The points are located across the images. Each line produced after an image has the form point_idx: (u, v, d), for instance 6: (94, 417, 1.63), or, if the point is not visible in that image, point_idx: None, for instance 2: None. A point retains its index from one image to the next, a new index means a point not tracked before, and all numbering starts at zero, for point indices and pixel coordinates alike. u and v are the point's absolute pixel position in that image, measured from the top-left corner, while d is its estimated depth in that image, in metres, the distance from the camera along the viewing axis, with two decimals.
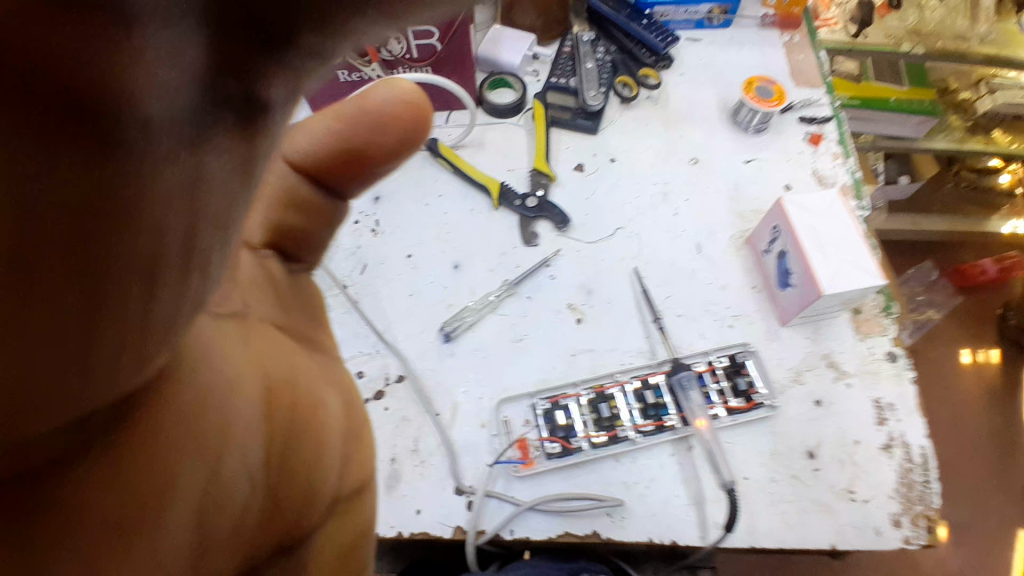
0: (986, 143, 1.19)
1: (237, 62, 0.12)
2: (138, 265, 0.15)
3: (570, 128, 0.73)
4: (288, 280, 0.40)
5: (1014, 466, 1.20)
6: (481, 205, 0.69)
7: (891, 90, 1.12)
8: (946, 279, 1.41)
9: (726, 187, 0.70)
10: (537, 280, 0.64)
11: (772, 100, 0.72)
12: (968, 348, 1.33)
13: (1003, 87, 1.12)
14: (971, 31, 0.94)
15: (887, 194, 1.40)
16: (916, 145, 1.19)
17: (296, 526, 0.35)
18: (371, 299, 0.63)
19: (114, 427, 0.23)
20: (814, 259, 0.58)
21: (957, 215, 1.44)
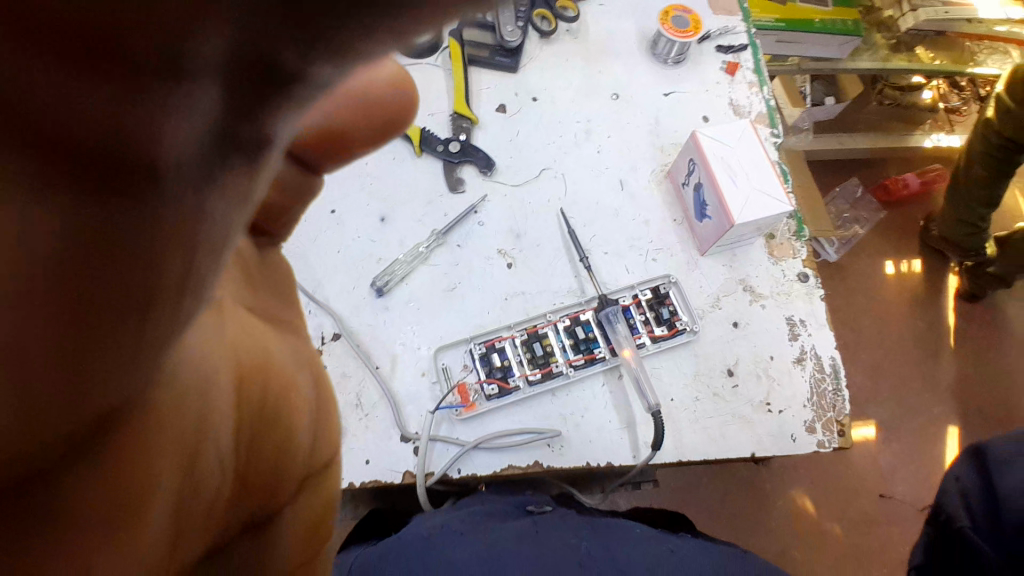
0: (909, 61, 1.21)
1: (254, 97, 0.09)
2: (133, 304, 0.13)
3: (488, 67, 0.72)
4: (257, 258, 0.31)
5: (933, 362, 1.34)
6: (403, 153, 0.67)
7: (814, 12, 1.16)
8: (872, 194, 1.49)
9: (648, 122, 0.71)
10: (466, 228, 0.64)
11: (688, 30, 0.72)
12: (893, 260, 1.43)
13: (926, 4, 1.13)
14: None
15: (813, 114, 1.42)
16: (841, 65, 1.20)
17: (268, 500, 0.29)
18: (297, 258, 0.62)
19: (88, 447, 0.16)
20: (727, 188, 0.60)
21: (882, 131, 1.46)
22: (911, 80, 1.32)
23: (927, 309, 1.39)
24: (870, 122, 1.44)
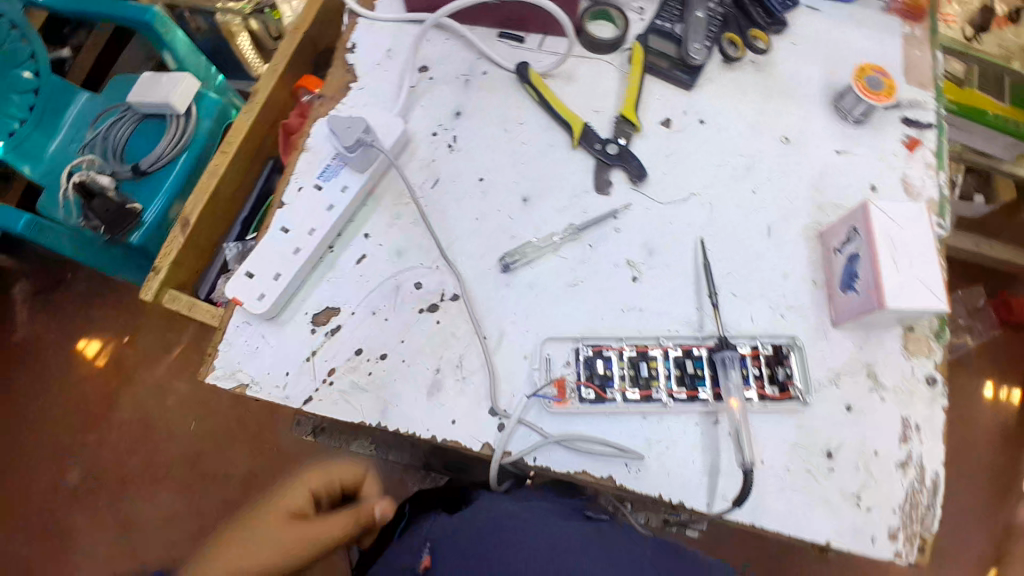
0: None
1: None
2: None
3: (664, 78, 0.71)
4: None
5: (1004, 504, 1.23)
6: (560, 142, 0.68)
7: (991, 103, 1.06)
8: (991, 309, 1.37)
9: (812, 174, 0.68)
10: (602, 230, 0.64)
11: (882, 94, 0.67)
12: (993, 383, 1.33)
13: None
14: None
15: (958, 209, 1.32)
16: (1003, 166, 1.18)
17: None
18: (438, 214, 0.64)
19: None
20: (886, 267, 0.56)
21: None
22: None
23: (1023, 447, 1.28)
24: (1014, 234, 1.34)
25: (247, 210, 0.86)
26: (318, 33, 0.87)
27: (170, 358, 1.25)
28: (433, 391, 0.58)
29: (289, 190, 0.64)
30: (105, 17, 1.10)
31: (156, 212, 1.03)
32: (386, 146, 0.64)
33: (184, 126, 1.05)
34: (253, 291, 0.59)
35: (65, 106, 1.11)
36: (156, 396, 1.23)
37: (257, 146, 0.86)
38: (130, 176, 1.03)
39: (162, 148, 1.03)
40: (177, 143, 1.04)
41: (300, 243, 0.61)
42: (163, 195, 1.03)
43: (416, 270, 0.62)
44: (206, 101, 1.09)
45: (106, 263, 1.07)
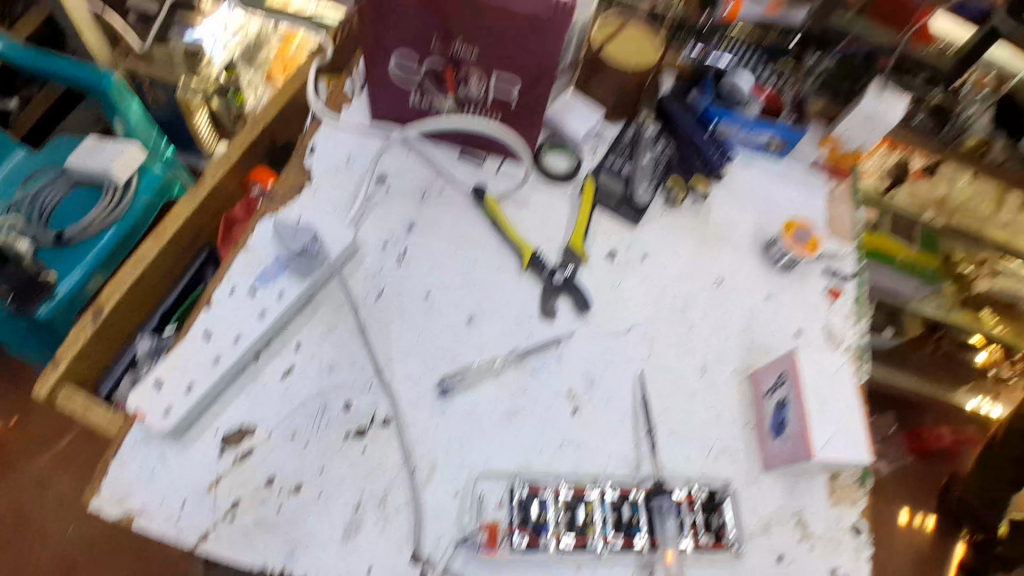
0: (974, 317, 1.38)
1: None
2: None
3: (612, 212, 0.75)
4: None
5: None
6: (510, 264, 0.68)
7: (900, 249, 1.24)
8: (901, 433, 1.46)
9: (744, 317, 0.72)
10: (544, 357, 0.64)
11: (807, 248, 0.74)
12: None
13: (1006, 274, 1.33)
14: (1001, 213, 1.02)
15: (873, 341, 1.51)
16: (910, 305, 1.37)
17: None
18: (379, 327, 0.62)
19: None
20: (814, 421, 0.59)
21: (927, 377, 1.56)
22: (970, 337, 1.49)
23: None
24: (919, 365, 1.54)
25: (170, 298, 0.79)
26: (280, 127, 0.86)
27: (52, 446, 1.10)
28: (350, 530, 0.53)
29: (217, 291, 0.60)
30: (55, 78, 1.04)
31: (72, 285, 0.96)
32: (330, 255, 0.62)
33: (119, 198, 0.99)
34: (159, 405, 0.54)
35: None
36: (26, 492, 1.06)
37: (196, 233, 0.81)
38: (50, 245, 0.96)
39: (92, 217, 0.96)
40: (110, 214, 0.98)
41: (222, 351, 0.57)
42: (83, 266, 0.96)
43: (346, 388, 0.58)
44: (148, 177, 1.04)
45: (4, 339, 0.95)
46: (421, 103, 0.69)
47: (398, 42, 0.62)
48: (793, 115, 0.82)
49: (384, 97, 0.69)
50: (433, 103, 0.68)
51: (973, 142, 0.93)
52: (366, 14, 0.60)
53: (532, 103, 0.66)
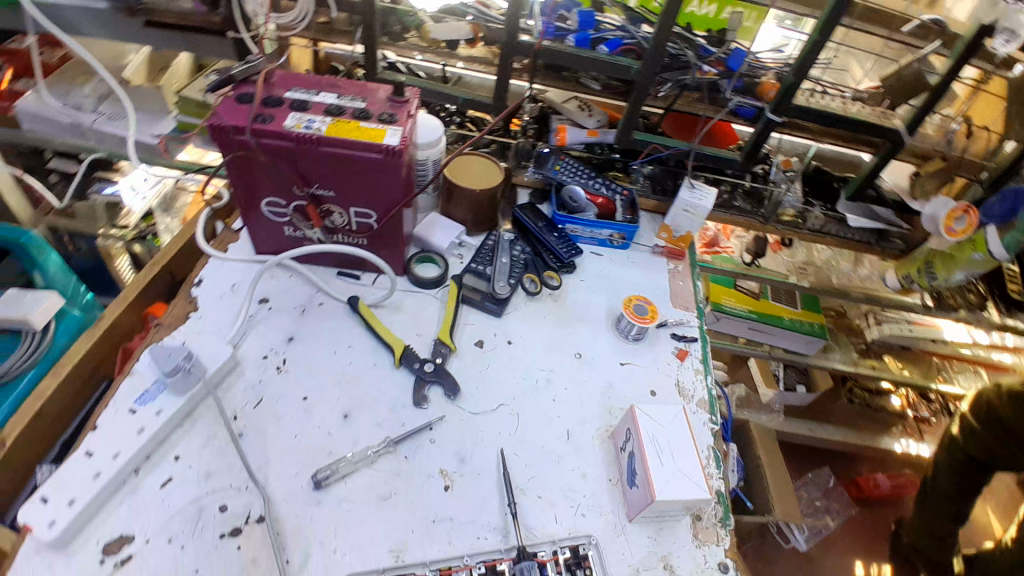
0: (875, 368, 1.52)
1: None
2: None
3: (478, 307, 0.85)
4: None
5: None
6: (384, 361, 0.77)
7: (786, 311, 1.48)
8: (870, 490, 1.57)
9: (603, 383, 0.81)
10: (418, 441, 0.70)
11: (647, 317, 0.85)
12: None
13: (891, 320, 1.53)
14: (861, 242, 1.07)
15: (788, 397, 1.65)
16: (809, 360, 1.51)
17: None
18: (256, 433, 0.67)
19: None
20: (653, 466, 0.66)
21: (850, 431, 1.74)
22: (879, 384, 1.66)
23: None
24: (839, 416, 1.71)
25: (71, 429, 0.79)
26: (177, 264, 0.95)
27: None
28: None
29: (102, 413, 0.64)
30: None
31: None
32: (209, 371, 0.68)
33: (39, 342, 1.03)
34: (43, 518, 0.55)
35: None
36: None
37: (91, 368, 0.82)
38: None
39: (14, 361, 0.99)
40: (29, 358, 1.01)
41: (102, 466, 0.59)
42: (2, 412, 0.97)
43: (223, 493, 0.62)
44: (66, 319, 1.10)
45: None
46: (296, 234, 0.81)
47: (267, 192, 0.74)
48: (628, 211, 0.98)
49: (264, 231, 0.81)
50: (303, 233, 0.80)
51: (790, 213, 1.07)
52: (236, 176, 0.72)
53: (388, 224, 0.78)
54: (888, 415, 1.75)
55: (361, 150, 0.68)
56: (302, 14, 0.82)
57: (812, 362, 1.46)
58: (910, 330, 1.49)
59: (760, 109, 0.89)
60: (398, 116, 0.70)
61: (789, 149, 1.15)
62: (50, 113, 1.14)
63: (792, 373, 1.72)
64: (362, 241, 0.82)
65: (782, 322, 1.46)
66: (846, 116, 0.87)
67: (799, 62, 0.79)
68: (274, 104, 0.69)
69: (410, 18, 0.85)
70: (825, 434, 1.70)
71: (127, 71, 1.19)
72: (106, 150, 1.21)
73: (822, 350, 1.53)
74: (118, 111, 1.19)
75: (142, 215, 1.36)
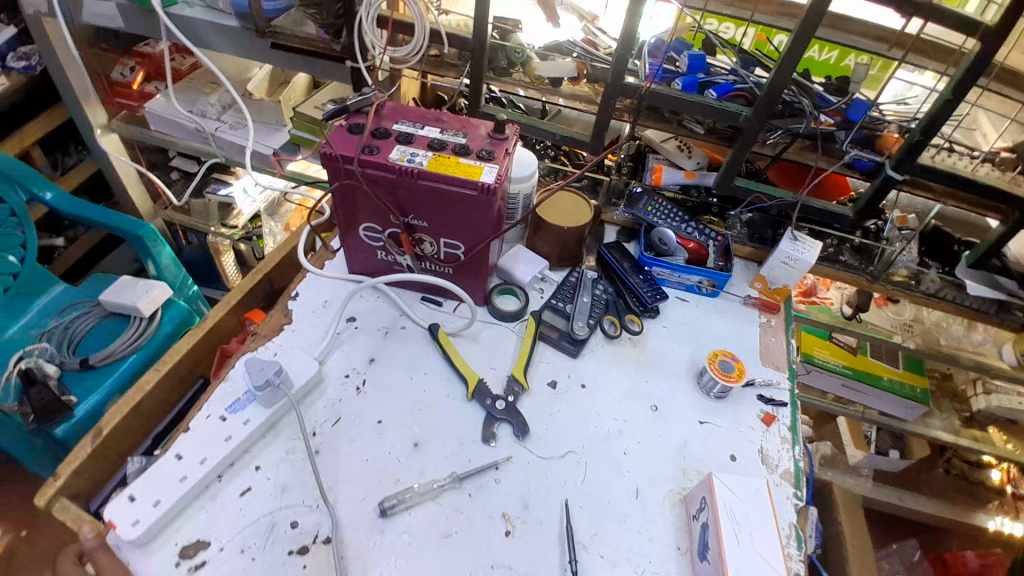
0: (982, 438, 1.36)
1: None
2: None
3: (555, 346, 0.84)
4: None
5: None
6: (457, 393, 0.77)
7: (886, 370, 1.35)
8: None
9: (679, 441, 0.77)
10: (482, 480, 0.70)
11: (733, 375, 0.80)
12: None
13: (1000, 391, 1.35)
14: (986, 313, 0.97)
15: (877, 462, 1.51)
16: (909, 425, 1.36)
17: None
18: (331, 452, 0.69)
19: None
20: (728, 543, 0.62)
21: (948, 500, 1.54)
22: (981, 458, 1.49)
23: None
24: (933, 486, 1.55)
25: (163, 425, 0.84)
26: (278, 273, 1.00)
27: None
28: None
29: (196, 417, 0.69)
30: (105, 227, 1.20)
31: (90, 406, 1.07)
32: (294, 387, 0.71)
33: (144, 328, 1.13)
34: (130, 515, 0.60)
35: (37, 292, 1.23)
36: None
37: (191, 365, 0.89)
38: (75, 369, 1.09)
39: (118, 346, 1.10)
40: (132, 344, 1.11)
41: (188, 471, 0.63)
42: (103, 389, 1.08)
43: (295, 508, 0.65)
44: (172, 309, 1.19)
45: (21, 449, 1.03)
46: (388, 258, 0.84)
47: (365, 218, 0.77)
48: (720, 259, 0.93)
49: (358, 252, 0.84)
50: (394, 258, 0.83)
51: (903, 273, 0.99)
52: (339, 201, 0.76)
53: (475, 257, 0.79)
54: (984, 488, 1.57)
55: (458, 187, 0.69)
56: (417, 47, 0.83)
57: (913, 430, 1.33)
58: (1022, 404, 1.30)
59: (878, 164, 0.82)
60: (496, 153, 0.71)
61: (907, 204, 1.06)
62: (178, 118, 1.26)
63: (885, 436, 1.56)
64: (448, 270, 0.83)
65: (881, 382, 1.34)
66: (975, 179, 0.81)
67: (927, 120, 0.72)
68: (381, 136, 0.71)
69: (517, 55, 0.85)
70: (921, 504, 1.49)
71: (251, 84, 1.29)
72: (225, 157, 1.29)
73: (922, 416, 1.38)
74: (239, 122, 1.28)
75: (249, 218, 1.48)
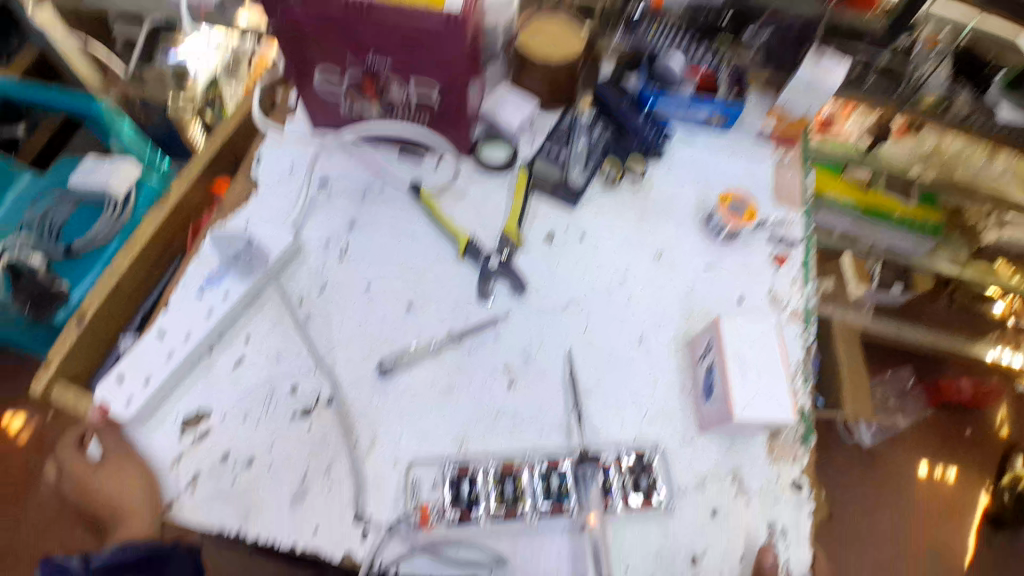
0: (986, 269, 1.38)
1: None
2: None
3: (550, 197, 0.77)
4: None
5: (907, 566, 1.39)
6: (448, 252, 0.72)
7: (897, 206, 1.29)
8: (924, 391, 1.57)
9: (683, 287, 0.74)
10: (482, 336, 0.68)
11: (744, 216, 0.75)
12: (927, 462, 1.49)
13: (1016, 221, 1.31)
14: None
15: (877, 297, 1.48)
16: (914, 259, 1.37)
17: None
18: (321, 319, 0.67)
19: None
20: (735, 380, 0.61)
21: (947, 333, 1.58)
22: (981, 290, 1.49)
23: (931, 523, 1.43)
24: (935, 316, 1.59)
25: (148, 306, 0.81)
26: (241, 142, 0.92)
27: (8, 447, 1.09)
28: (297, 499, 0.57)
29: (174, 293, 0.66)
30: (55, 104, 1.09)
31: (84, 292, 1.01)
32: (272, 256, 0.67)
33: (121, 209, 1.06)
34: (121, 395, 0.59)
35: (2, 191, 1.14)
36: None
37: (167, 242, 0.84)
38: (60, 258, 1.02)
39: (100, 228, 1.03)
40: (114, 224, 1.05)
41: (174, 347, 0.61)
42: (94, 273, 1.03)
43: (292, 375, 0.63)
44: (145, 188, 1.11)
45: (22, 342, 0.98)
46: (353, 110, 0.74)
47: (319, 61, 0.67)
48: (733, 89, 0.84)
49: (319, 107, 0.75)
50: (359, 109, 0.73)
51: (932, 98, 0.94)
52: (285, 41, 0.65)
53: (451, 99, 0.69)
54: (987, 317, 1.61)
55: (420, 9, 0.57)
56: None
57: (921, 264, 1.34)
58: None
59: None
60: None
61: (939, 19, 0.93)
62: None
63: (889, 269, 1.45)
64: (422, 120, 0.74)
65: (891, 219, 1.30)
66: None
67: None
68: None
69: None
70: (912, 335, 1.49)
71: None
72: None
73: (931, 252, 1.35)
74: None
75: None
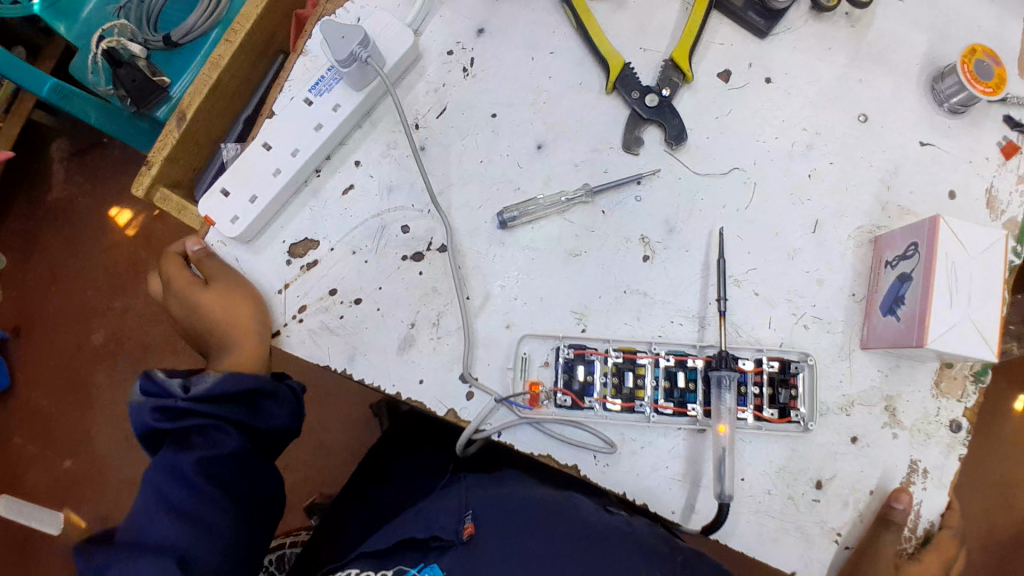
0: None
1: None
2: None
3: (735, 19, 0.58)
4: None
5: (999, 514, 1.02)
6: (592, 82, 0.58)
7: None
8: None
9: (885, 167, 0.57)
10: (621, 197, 0.56)
11: (990, 85, 0.54)
12: None
13: None
14: None
15: None
16: None
17: None
18: (438, 150, 0.57)
19: None
20: (938, 302, 0.48)
21: None
22: None
23: None
24: None
25: (250, 109, 0.76)
26: None
27: (119, 232, 1.14)
28: (405, 344, 0.55)
29: (279, 99, 0.57)
30: None
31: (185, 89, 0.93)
32: (387, 65, 0.55)
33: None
34: (226, 211, 0.54)
35: None
36: (70, 258, 1.14)
37: (269, 36, 0.75)
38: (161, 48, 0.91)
39: (195, 19, 0.90)
40: (209, 16, 0.91)
41: (281, 164, 0.54)
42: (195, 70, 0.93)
43: (404, 212, 0.57)
44: None
45: (126, 134, 0.95)
46: None
47: None
48: None
49: None
50: None
51: None
52: None
53: None
54: None
55: None
56: None
57: None
58: None
59: None
60: None
61: None
62: None
63: None
64: None
65: None
66: None
67: None
68: None
69: None
70: None
71: None
72: None
73: None
74: None
75: None
